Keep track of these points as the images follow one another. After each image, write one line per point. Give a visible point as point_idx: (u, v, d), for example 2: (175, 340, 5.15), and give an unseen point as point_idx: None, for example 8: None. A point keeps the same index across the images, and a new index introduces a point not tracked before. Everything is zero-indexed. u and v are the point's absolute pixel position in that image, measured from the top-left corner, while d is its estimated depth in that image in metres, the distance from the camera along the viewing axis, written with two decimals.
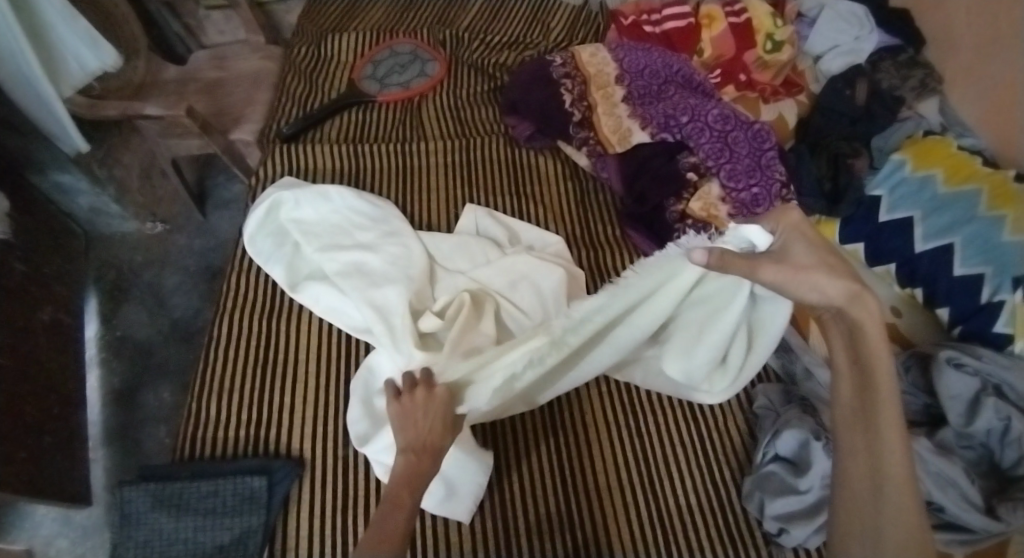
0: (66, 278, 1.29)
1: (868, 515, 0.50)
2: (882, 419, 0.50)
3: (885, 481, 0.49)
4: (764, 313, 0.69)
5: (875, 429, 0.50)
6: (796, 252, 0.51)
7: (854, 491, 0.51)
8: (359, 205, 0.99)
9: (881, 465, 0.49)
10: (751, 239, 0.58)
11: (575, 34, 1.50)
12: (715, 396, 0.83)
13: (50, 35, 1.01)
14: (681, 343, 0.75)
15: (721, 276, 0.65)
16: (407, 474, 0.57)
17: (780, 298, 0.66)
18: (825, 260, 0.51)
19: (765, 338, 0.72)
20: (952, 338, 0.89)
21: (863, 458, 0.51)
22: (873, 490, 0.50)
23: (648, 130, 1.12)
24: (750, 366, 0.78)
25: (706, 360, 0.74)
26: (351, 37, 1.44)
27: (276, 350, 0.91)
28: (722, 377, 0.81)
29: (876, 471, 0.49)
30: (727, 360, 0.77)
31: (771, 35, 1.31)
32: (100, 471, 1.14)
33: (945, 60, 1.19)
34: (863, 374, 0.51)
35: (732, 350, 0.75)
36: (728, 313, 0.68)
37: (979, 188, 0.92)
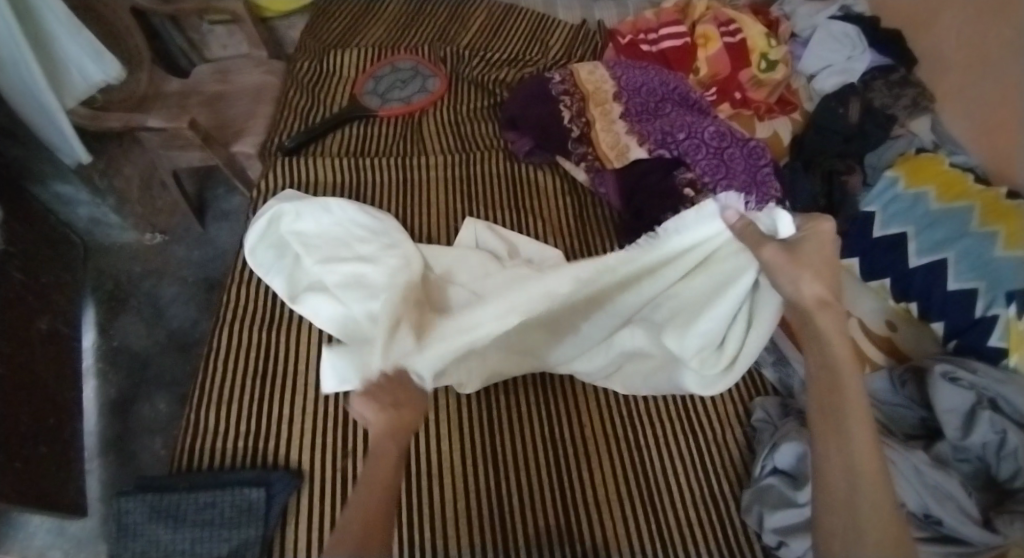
0: (64, 288, 1.29)
1: (846, 517, 0.44)
2: (851, 416, 0.47)
3: (860, 477, 0.44)
4: (760, 302, 0.70)
5: (845, 427, 0.47)
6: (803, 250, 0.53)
7: (830, 488, 0.46)
8: (359, 217, 1.00)
9: (857, 465, 0.45)
10: (776, 226, 0.59)
11: (573, 52, 1.53)
12: (706, 388, 0.81)
13: (55, 46, 1.03)
14: (677, 319, 0.76)
15: (739, 250, 0.69)
16: (386, 431, 0.50)
17: (771, 293, 0.68)
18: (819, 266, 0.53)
19: (759, 329, 0.72)
20: (947, 351, 0.90)
21: (835, 460, 0.46)
22: (847, 485, 0.45)
23: (646, 146, 1.14)
24: (745, 357, 0.75)
25: (701, 336, 0.74)
26: (354, 53, 1.46)
27: (275, 361, 0.91)
28: (714, 364, 0.78)
29: (850, 469, 0.45)
30: (723, 345, 0.76)
31: (766, 54, 1.35)
32: (95, 482, 1.12)
33: (935, 80, 1.22)
34: (831, 371, 0.49)
35: (730, 333, 0.74)
36: (731, 290, 0.70)
37: (972, 205, 0.93)
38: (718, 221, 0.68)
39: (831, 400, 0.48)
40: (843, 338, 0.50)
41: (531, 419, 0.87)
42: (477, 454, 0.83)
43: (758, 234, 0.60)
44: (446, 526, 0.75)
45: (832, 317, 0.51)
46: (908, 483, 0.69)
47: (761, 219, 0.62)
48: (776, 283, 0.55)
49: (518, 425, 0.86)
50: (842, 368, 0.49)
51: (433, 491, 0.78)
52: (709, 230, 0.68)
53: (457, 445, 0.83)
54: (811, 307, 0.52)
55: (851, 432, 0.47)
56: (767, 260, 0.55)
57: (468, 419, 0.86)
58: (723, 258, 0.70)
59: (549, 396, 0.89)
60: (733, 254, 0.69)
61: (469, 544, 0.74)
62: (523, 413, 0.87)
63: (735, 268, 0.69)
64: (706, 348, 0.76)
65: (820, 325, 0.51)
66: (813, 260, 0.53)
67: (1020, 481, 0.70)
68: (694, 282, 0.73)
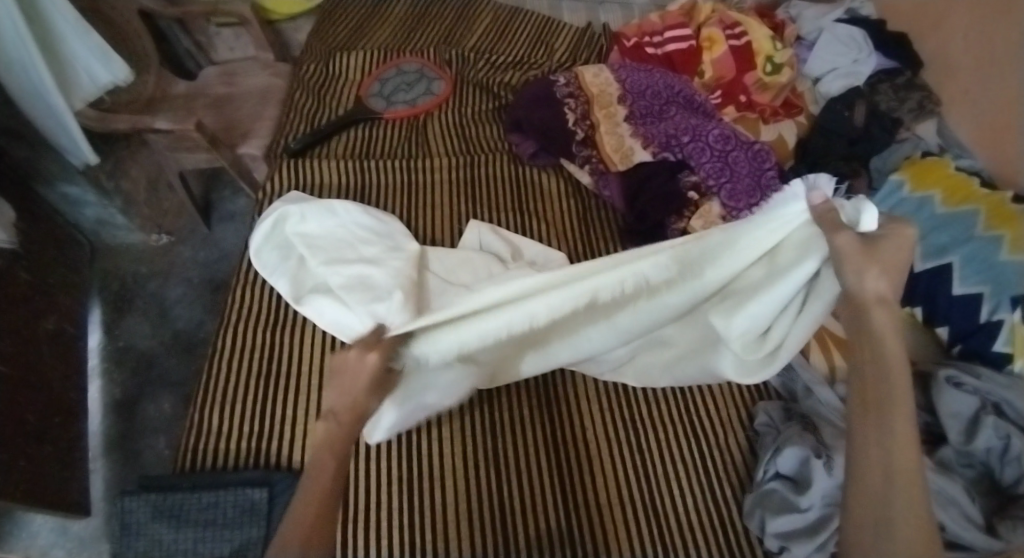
0: (71, 288, 1.30)
1: (878, 514, 0.41)
2: (897, 408, 0.44)
3: (896, 476, 0.41)
4: (815, 292, 0.64)
5: (887, 421, 0.43)
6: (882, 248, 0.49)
7: (862, 483, 0.42)
8: (363, 220, 1.01)
9: (892, 460, 0.42)
10: (858, 217, 0.53)
11: (578, 55, 1.53)
12: (745, 374, 0.77)
13: (64, 49, 1.04)
14: (725, 303, 0.70)
15: (817, 242, 0.59)
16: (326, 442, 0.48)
17: (830, 280, 0.62)
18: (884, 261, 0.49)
19: (807, 314, 0.66)
20: (952, 356, 0.90)
21: (871, 453, 0.43)
22: (882, 484, 0.41)
23: (650, 149, 1.15)
24: (789, 346, 0.70)
25: (746, 325, 0.69)
26: (359, 56, 1.47)
27: (278, 362, 0.92)
28: (756, 348, 0.72)
29: (887, 463, 0.42)
30: (766, 334, 0.71)
31: (771, 57, 1.34)
32: (100, 481, 1.13)
33: (941, 83, 1.21)
34: (881, 365, 0.46)
35: (777, 323, 0.69)
36: (785, 280, 0.63)
37: (977, 208, 0.93)
38: (801, 203, 0.58)
39: (876, 395, 0.45)
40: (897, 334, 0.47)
41: (533, 422, 0.87)
42: (481, 454, 0.83)
43: (832, 222, 0.54)
44: (447, 527, 0.76)
45: (886, 315, 0.47)
46: None
47: (843, 207, 0.55)
48: (839, 272, 0.51)
49: (522, 426, 0.86)
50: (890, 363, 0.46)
51: (435, 493, 0.78)
52: (788, 216, 0.59)
53: (461, 445, 0.83)
54: (867, 303, 0.49)
55: (894, 426, 0.43)
56: (839, 247, 0.51)
57: (471, 420, 0.86)
58: (795, 251, 0.61)
59: (553, 398, 0.90)
60: (806, 245, 0.60)
61: (469, 545, 0.74)
62: (526, 414, 0.88)
63: (802, 260, 0.61)
64: (751, 340, 0.72)
65: (874, 320, 0.48)
66: (886, 258, 0.49)
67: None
68: (753, 272, 0.66)
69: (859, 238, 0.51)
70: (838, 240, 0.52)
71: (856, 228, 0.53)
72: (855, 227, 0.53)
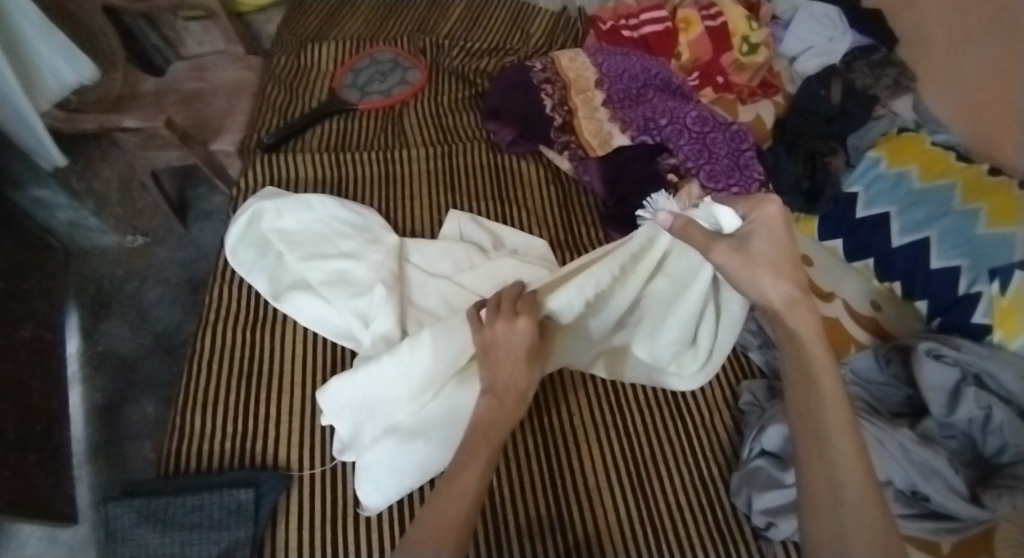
0: (46, 295, 1.27)
1: (831, 523, 0.47)
2: (832, 422, 0.50)
3: (845, 489, 0.47)
4: (725, 297, 0.78)
5: (825, 433, 0.50)
6: (753, 248, 0.56)
7: (815, 497, 0.49)
8: (343, 213, 1.00)
9: (838, 472, 0.48)
10: (718, 218, 0.60)
11: (555, 39, 1.51)
12: (685, 387, 0.88)
13: (26, 48, 1.00)
14: (646, 326, 0.82)
15: (689, 251, 0.74)
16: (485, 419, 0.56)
17: (734, 293, 0.77)
18: (779, 260, 0.55)
19: (730, 319, 0.80)
20: (931, 329, 0.91)
21: (818, 471, 0.49)
22: (833, 498, 0.47)
23: (628, 133, 1.13)
24: (719, 349, 0.84)
25: (670, 343, 0.81)
26: (332, 46, 1.44)
27: (260, 361, 0.90)
28: (693, 360, 0.85)
29: (833, 480, 0.48)
30: (696, 343, 0.84)
31: (747, 38, 1.34)
32: (85, 488, 1.11)
33: (916, 59, 1.22)
34: (808, 377, 0.53)
35: (701, 331, 0.82)
36: (690, 291, 0.76)
37: (953, 183, 0.95)
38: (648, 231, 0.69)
39: (813, 410, 0.52)
40: (815, 331, 0.54)
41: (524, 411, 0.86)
42: None
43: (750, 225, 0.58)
44: None
45: (805, 314, 0.55)
46: (894, 462, 0.71)
47: (698, 213, 0.61)
48: (739, 288, 0.57)
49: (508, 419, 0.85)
50: (816, 365, 0.53)
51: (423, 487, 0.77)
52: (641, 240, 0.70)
53: None
54: (777, 310, 0.56)
55: (834, 439, 0.50)
56: (722, 264, 0.55)
57: None
58: (674, 260, 0.75)
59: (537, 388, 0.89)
60: (685, 255, 0.74)
61: None
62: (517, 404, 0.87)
63: (690, 269, 0.75)
64: (681, 349, 0.83)
65: (794, 323, 0.55)
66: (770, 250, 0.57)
67: (1005, 456, 0.71)
68: (657, 289, 0.78)
69: (737, 246, 0.56)
70: (718, 255, 0.55)
71: (724, 231, 0.59)
72: (722, 231, 0.59)
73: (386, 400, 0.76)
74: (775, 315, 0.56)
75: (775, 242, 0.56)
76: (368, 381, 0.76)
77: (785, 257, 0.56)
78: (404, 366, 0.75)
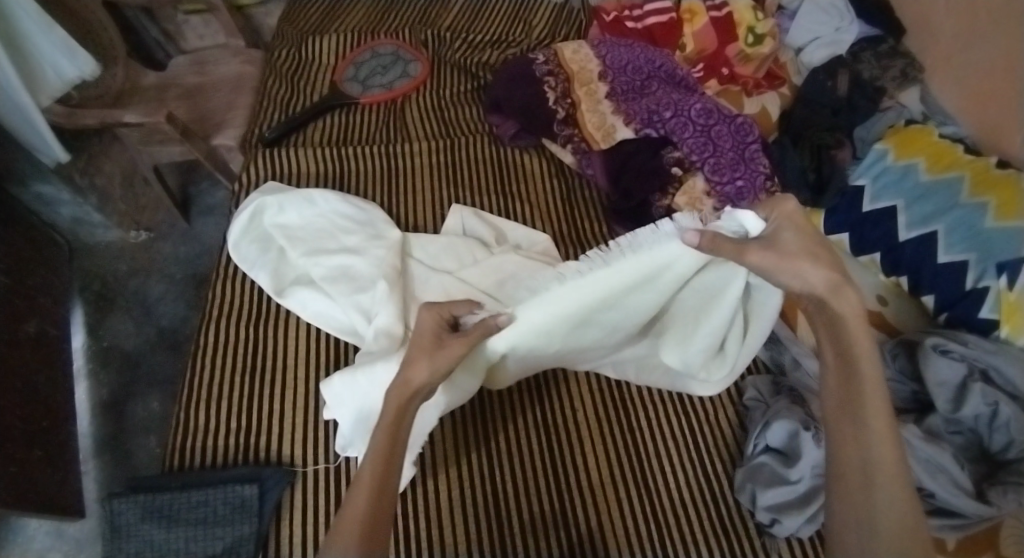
0: (51, 291, 1.27)
1: (862, 510, 0.47)
2: (870, 409, 0.49)
3: (877, 474, 0.47)
4: (756, 301, 0.70)
5: (860, 416, 0.50)
6: (782, 243, 0.52)
7: (846, 484, 0.49)
8: (344, 208, 0.99)
9: (872, 462, 0.48)
10: (743, 225, 0.57)
11: (557, 31, 1.49)
12: (707, 391, 0.84)
13: (27, 44, 1.00)
14: (674, 332, 0.75)
15: (726, 261, 0.64)
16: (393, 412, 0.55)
17: (771, 286, 0.67)
18: (809, 248, 0.51)
19: (760, 323, 0.72)
20: (938, 325, 0.90)
21: (852, 456, 0.49)
22: (863, 484, 0.48)
23: (632, 126, 1.13)
24: (745, 353, 0.77)
25: (699, 350, 0.75)
26: (333, 39, 1.43)
27: (264, 357, 0.90)
28: (721, 367, 0.79)
29: (865, 469, 0.48)
30: (724, 349, 0.76)
31: (752, 28, 1.33)
32: (92, 482, 1.12)
33: (924, 50, 1.20)
34: (850, 368, 0.51)
35: (730, 338, 0.74)
36: (723, 300, 0.68)
37: (961, 175, 0.93)
38: (676, 243, 0.59)
39: (851, 391, 0.51)
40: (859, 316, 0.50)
41: (526, 407, 0.86)
42: (469, 436, 0.83)
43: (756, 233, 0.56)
44: (442, 514, 0.76)
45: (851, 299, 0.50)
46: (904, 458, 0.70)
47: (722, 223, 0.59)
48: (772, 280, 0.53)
49: (511, 414, 0.86)
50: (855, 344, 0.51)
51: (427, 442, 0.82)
52: (664, 252, 0.60)
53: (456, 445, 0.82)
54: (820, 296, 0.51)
55: (869, 425, 0.49)
56: (757, 265, 0.52)
57: (463, 424, 0.84)
58: (711, 267, 0.65)
59: (536, 386, 0.89)
60: (722, 266, 0.65)
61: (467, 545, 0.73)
62: (518, 399, 0.87)
63: (725, 278, 0.66)
64: (710, 357, 0.77)
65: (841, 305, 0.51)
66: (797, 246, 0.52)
67: (1013, 452, 0.71)
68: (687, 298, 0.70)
69: (768, 245, 0.52)
70: (753, 259, 0.52)
71: (750, 235, 0.56)
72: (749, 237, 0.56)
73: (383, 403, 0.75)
74: (821, 303, 0.51)
75: (803, 235, 0.53)
76: (366, 382, 0.75)
77: (817, 244, 0.52)
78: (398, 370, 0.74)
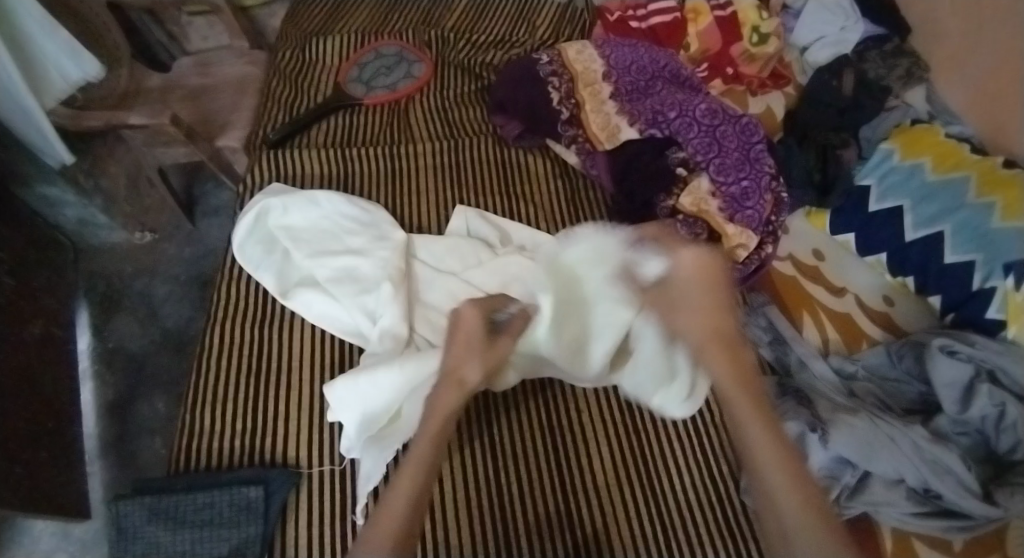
0: (57, 292, 1.27)
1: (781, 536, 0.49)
2: (759, 441, 0.53)
3: (784, 502, 0.49)
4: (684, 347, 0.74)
5: (754, 449, 0.53)
6: (675, 292, 0.63)
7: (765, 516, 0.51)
8: (348, 209, 0.99)
9: (773, 489, 0.50)
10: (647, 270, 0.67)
11: (561, 30, 1.48)
12: (677, 412, 0.83)
13: (31, 47, 1.00)
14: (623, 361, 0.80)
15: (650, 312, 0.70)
16: (439, 416, 0.59)
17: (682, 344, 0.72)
18: (699, 292, 0.61)
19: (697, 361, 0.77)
20: (944, 325, 0.91)
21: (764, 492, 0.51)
22: (774, 514, 0.50)
23: (637, 126, 1.12)
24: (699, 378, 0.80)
25: (644, 375, 0.78)
26: (337, 40, 1.43)
27: (267, 359, 0.90)
28: (673, 391, 0.80)
29: (774, 500, 0.50)
30: (673, 375, 0.78)
31: (757, 27, 1.31)
32: (98, 483, 1.12)
33: (930, 49, 1.20)
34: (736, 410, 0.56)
35: (674, 365, 0.77)
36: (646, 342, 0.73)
37: (968, 175, 0.93)
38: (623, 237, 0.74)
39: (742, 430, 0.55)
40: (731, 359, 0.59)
41: (530, 408, 0.87)
42: (467, 438, 0.83)
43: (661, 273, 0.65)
44: (446, 515, 0.76)
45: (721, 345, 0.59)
46: (907, 459, 0.70)
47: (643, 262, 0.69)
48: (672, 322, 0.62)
49: (517, 414, 0.86)
50: (731, 382, 0.58)
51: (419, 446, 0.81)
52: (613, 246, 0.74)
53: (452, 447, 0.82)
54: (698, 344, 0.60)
55: (763, 458, 0.52)
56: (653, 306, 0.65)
57: (465, 425, 0.84)
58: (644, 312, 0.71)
59: (540, 385, 0.89)
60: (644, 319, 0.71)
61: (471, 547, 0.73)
62: (522, 401, 0.87)
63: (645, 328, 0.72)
64: (659, 382, 0.79)
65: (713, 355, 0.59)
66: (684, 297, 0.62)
67: (1021, 454, 0.70)
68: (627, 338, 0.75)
69: (661, 294, 0.64)
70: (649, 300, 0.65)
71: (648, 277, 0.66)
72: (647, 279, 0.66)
73: (385, 404, 0.75)
74: (701, 347, 0.60)
75: (695, 283, 0.62)
76: (367, 385, 0.75)
77: (703, 296, 0.61)
78: (402, 371, 0.74)
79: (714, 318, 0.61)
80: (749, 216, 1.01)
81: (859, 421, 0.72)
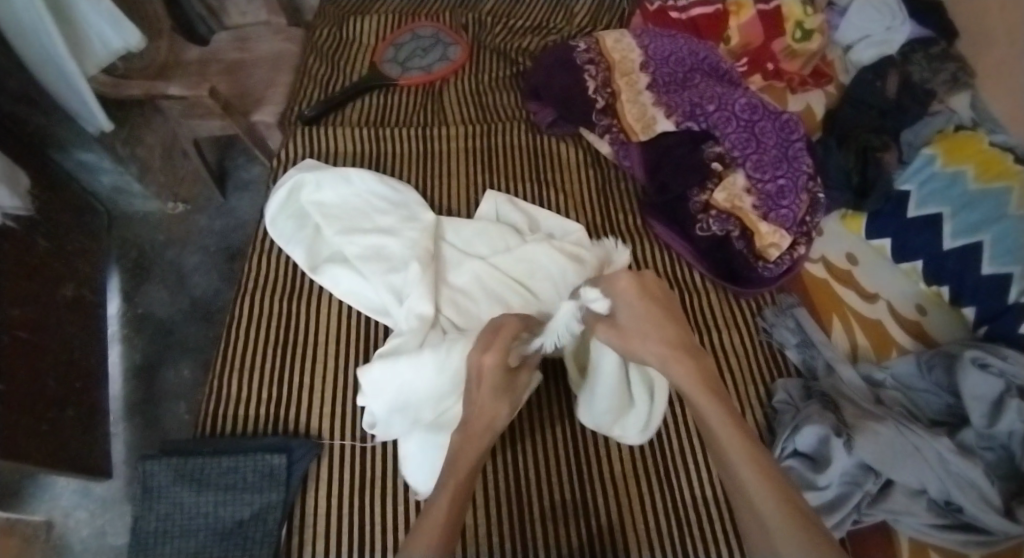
0: (90, 257, 1.31)
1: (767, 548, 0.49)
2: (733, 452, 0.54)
3: (767, 518, 0.50)
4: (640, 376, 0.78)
5: (730, 462, 0.54)
6: (623, 322, 0.64)
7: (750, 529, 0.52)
8: (380, 189, 1.00)
9: (755, 500, 0.51)
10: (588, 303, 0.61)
11: (599, 19, 1.47)
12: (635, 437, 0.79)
13: (75, 14, 1.01)
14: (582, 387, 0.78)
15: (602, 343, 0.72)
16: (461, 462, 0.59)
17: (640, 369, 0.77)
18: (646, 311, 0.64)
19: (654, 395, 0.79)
20: (977, 338, 0.89)
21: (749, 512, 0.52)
22: (759, 526, 0.50)
23: (673, 118, 1.08)
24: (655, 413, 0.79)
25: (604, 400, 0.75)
26: (373, 20, 1.44)
27: (294, 331, 0.91)
28: (634, 418, 0.79)
29: (758, 516, 0.50)
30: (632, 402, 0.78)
31: (801, 23, 1.28)
32: (121, 444, 1.16)
33: (978, 53, 1.16)
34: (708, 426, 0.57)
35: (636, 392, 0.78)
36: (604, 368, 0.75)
37: (1011, 185, 0.90)
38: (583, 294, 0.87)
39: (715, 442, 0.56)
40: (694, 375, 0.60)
41: (551, 395, 0.86)
42: None
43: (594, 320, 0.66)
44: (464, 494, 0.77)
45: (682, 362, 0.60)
46: (928, 470, 0.69)
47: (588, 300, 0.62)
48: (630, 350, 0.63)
49: (537, 400, 0.86)
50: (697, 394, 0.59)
51: None
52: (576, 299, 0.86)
53: None
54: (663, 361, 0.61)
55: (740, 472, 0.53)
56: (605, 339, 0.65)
57: None
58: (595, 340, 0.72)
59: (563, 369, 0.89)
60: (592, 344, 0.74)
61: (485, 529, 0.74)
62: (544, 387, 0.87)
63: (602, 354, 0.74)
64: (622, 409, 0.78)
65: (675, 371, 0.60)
66: (632, 324, 0.63)
67: None
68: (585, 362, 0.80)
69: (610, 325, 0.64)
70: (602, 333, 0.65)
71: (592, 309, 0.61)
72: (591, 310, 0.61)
73: (414, 389, 0.75)
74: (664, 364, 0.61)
75: (636, 312, 0.64)
76: (407, 368, 0.76)
77: (648, 321, 0.63)
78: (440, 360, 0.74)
79: (671, 340, 0.62)
80: (783, 215, 0.99)
81: (884, 427, 0.71)
